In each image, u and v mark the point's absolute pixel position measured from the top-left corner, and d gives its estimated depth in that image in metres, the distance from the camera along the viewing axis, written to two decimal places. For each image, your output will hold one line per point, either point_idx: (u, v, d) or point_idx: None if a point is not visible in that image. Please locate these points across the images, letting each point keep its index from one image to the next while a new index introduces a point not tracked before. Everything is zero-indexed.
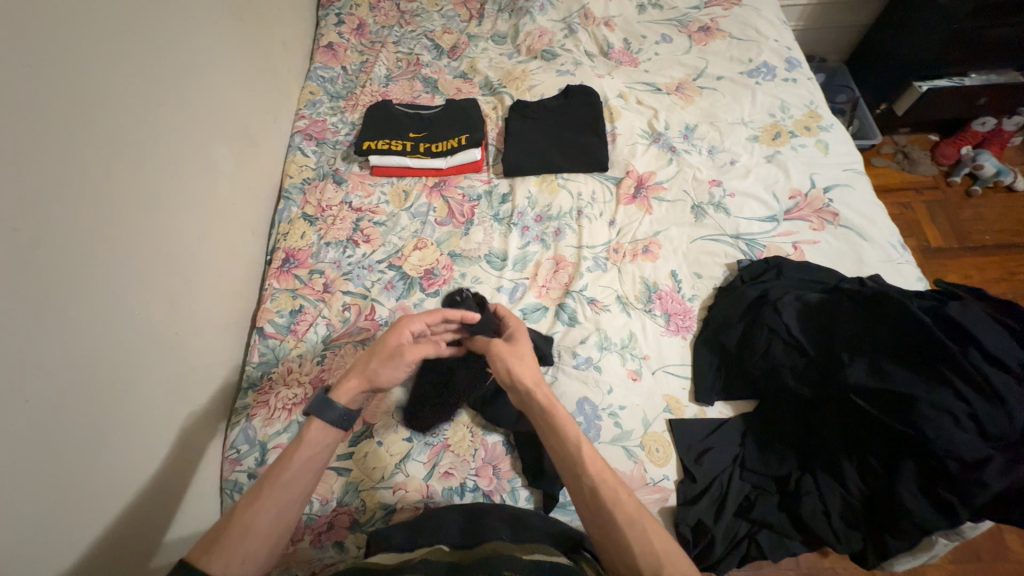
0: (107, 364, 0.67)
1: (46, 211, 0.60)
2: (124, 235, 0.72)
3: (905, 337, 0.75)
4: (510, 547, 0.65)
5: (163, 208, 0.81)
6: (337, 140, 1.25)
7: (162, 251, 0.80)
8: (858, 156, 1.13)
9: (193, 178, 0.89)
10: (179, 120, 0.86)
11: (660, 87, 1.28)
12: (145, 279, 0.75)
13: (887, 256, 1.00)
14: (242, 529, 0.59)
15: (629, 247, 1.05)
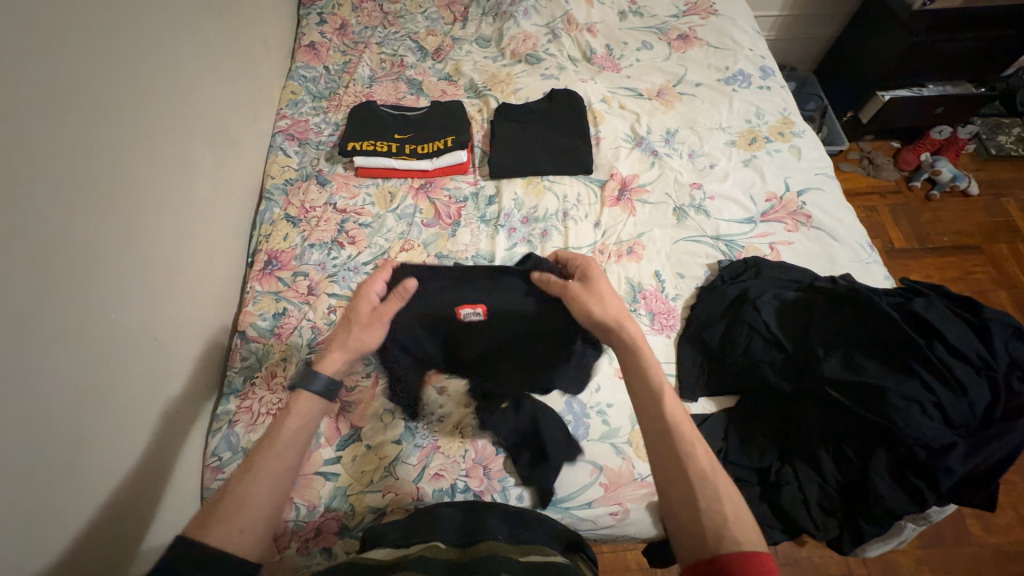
0: (82, 371, 0.64)
1: (18, 211, 0.57)
2: (100, 236, 0.69)
3: (875, 332, 0.79)
4: (507, 547, 0.65)
5: (141, 209, 0.78)
6: (320, 140, 1.23)
7: (141, 254, 0.77)
8: (829, 161, 1.19)
9: (172, 178, 0.86)
10: (158, 119, 0.84)
11: (641, 92, 1.31)
12: (123, 282, 0.73)
13: (857, 256, 1.05)
14: (238, 501, 0.60)
15: (615, 248, 1.08)
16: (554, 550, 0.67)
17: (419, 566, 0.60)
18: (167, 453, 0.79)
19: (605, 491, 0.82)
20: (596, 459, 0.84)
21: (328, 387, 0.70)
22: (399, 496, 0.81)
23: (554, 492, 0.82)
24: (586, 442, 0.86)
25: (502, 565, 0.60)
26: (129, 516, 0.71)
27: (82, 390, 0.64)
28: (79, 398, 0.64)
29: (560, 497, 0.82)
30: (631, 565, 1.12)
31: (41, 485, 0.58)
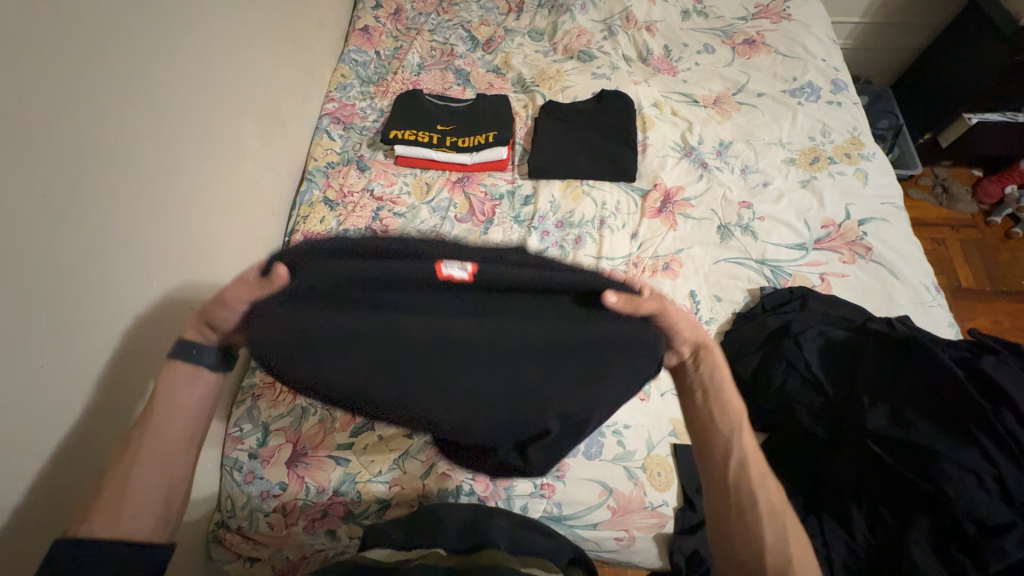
0: (115, 339, 0.67)
1: (69, 178, 0.60)
2: (143, 210, 0.72)
3: (934, 389, 0.71)
4: (508, 557, 0.64)
5: (183, 184, 0.80)
6: (364, 125, 1.24)
7: (176, 227, 0.79)
8: (898, 189, 1.08)
9: (217, 156, 0.89)
10: (207, 98, 0.86)
11: (697, 98, 1.24)
12: (159, 255, 0.75)
13: (920, 298, 0.96)
14: (120, 488, 0.54)
15: (650, 262, 1.03)
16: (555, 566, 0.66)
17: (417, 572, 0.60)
18: None
19: (612, 515, 0.80)
20: (607, 480, 0.81)
21: (206, 355, 0.59)
22: (405, 490, 0.82)
23: (560, 508, 0.80)
24: (598, 461, 0.83)
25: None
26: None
27: (114, 359, 0.67)
28: (110, 364, 0.67)
29: (565, 513, 0.80)
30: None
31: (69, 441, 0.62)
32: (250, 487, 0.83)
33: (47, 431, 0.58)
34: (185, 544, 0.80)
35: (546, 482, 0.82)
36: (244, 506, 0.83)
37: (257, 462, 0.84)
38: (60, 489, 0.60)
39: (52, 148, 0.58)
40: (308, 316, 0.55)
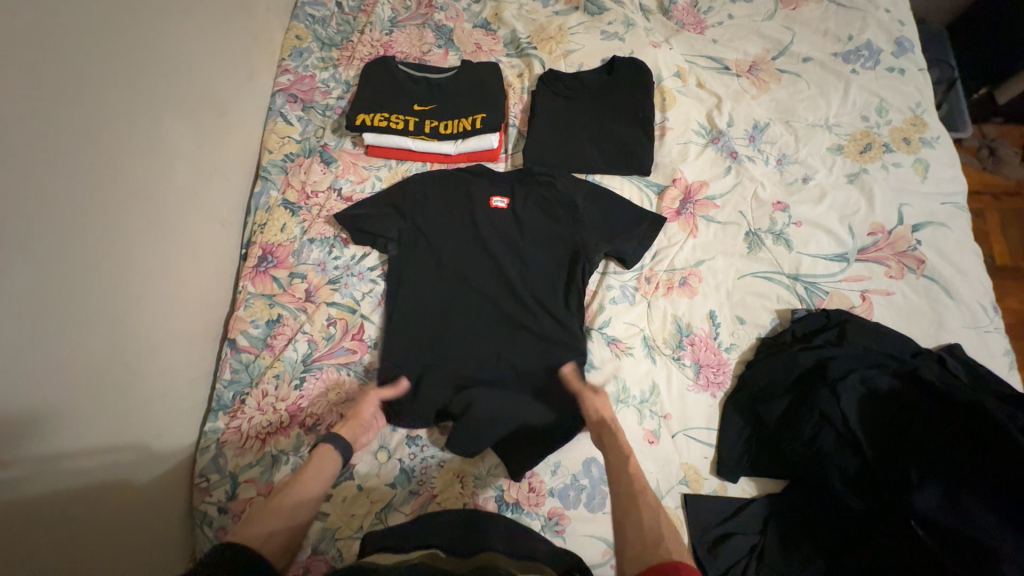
0: (25, 446, 0.54)
1: None
2: (46, 239, 0.57)
3: (1001, 474, 0.62)
4: (507, 559, 0.62)
5: (77, 232, 0.62)
6: (327, 104, 1.03)
7: (86, 279, 0.63)
8: (962, 185, 0.91)
9: (121, 176, 0.69)
10: (102, 99, 0.66)
11: (728, 65, 1.02)
12: (63, 329, 0.60)
13: (974, 320, 0.84)
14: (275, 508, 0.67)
15: (664, 277, 0.89)
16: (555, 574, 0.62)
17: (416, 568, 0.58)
18: (150, 487, 0.73)
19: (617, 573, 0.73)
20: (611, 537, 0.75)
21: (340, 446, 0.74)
22: None
23: None
24: (603, 514, 0.76)
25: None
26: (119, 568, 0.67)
27: (24, 470, 0.54)
28: (16, 478, 0.53)
29: None
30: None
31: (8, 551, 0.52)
32: None
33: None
34: None
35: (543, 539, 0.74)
36: None
37: (227, 517, 0.77)
38: None
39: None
40: (377, 212, 0.93)
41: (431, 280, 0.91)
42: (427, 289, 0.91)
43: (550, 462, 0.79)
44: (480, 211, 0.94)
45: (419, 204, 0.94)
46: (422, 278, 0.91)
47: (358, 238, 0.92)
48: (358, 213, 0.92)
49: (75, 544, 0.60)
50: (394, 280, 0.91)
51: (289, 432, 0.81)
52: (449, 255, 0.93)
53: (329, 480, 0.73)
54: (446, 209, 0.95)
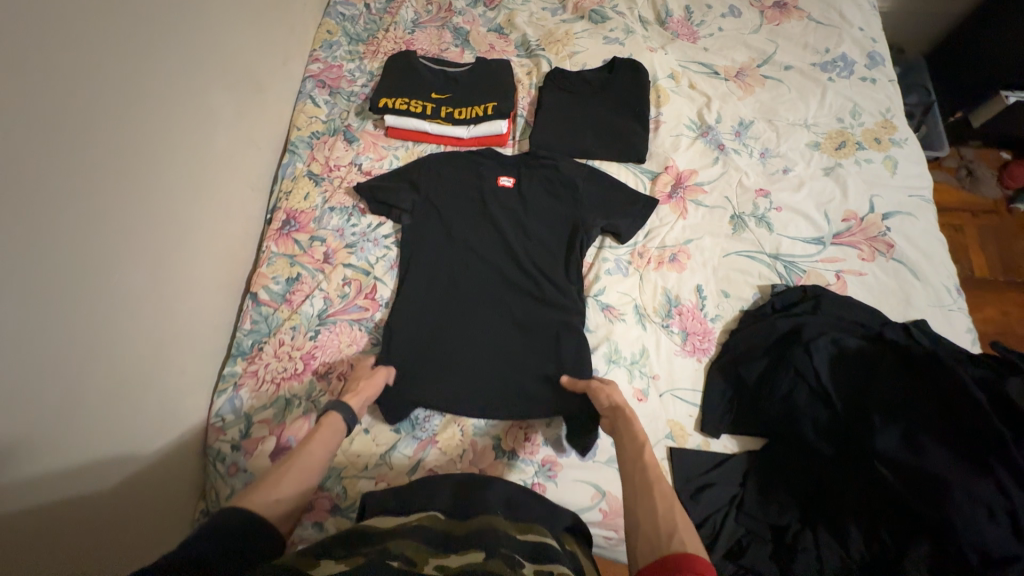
0: (77, 351, 0.61)
1: (38, 152, 0.55)
2: (115, 175, 0.66)
3: (957, 421, 0.68)
4: (505, 523, 0.65)
5: (136, 173, 0.70)
6: (352, 91, 1.13)
7: (142, 216, 0.71)
8: (928, 180, 1.00)
9: (175, 132, 0.78)
10: (165, 63, 0.75)
11: (718, 70, 1.13)
12: (119, 255, 0.67)
13: (939, 300, 0.91)
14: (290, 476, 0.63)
15: (656, 253, 0.97)
16: (551, 534, 0.66)
17: (413, 535, 0.59)
18: (174, 416, 0.78)
19: (604, 517, 0.79)
20: (599, 484, 0.80)
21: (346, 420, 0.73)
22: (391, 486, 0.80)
23: None
24: (592, 463, 0.82)
25: (505, 563, 0.55)
26: (141, 483, 0.72)
27: (78, 370, 0.61)
28: (71, 376, 0.60)
29: None
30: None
31: (58, 441, 0.58)
32: (233, 479, 0.81)
33: (44, 434, 0.56)
34: (168, 536, 0.78)
35: (537, 482, 0.80)
36: (227, 498, 0.80)
37: (240, 454, 0.82)
38: (47, 484, 0.57)
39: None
40: (391, 185, 1.01)
41: (439, 248, 0.99)
42: (434, 257, 0.98)
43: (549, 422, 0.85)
44: (488, 189, 1.02)
45: (431, 180, 1.02)
46: (431, 248, 0.98)
47: (374, 208, 1.00)
48: (375, 184, 1.00)
49: (107, 451, 0.66)
50: (406, 247, 0.98)
51: (303, 378, 0.87)
52: (457, 227, 1.00)
53: (334, 446, 0.71)
54: (457, 185, 1.02)
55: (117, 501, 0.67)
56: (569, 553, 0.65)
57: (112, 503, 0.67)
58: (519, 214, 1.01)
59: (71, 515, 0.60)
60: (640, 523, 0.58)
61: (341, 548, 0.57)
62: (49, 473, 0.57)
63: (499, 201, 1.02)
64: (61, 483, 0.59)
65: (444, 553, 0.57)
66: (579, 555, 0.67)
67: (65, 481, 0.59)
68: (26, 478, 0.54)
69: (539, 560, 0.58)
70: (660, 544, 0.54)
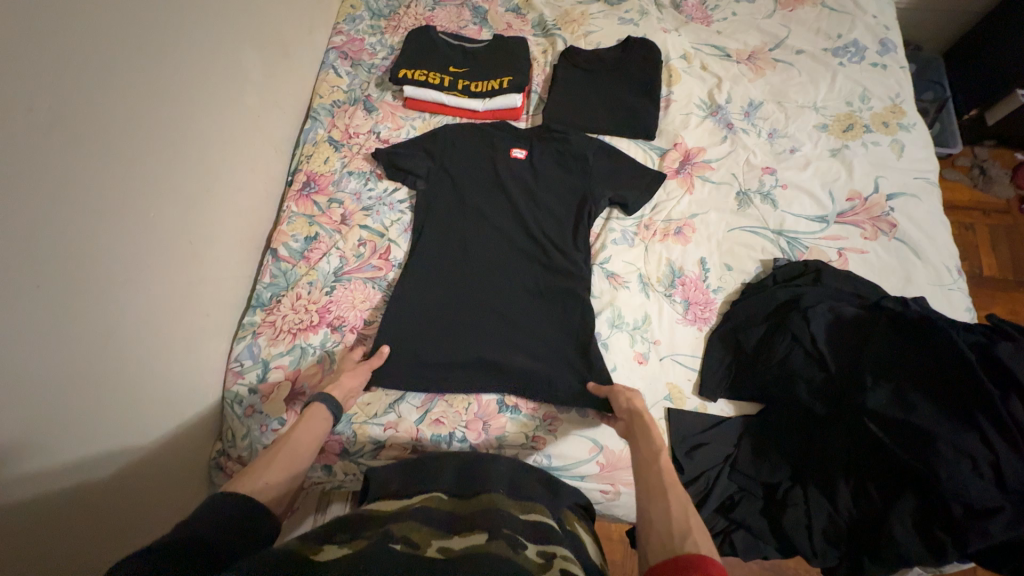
0: (107, 280, 0.65)
1: (76, 88, 0.59)
2: (143, 119, 0.70)
3: (946, 381, 0.70)
4: (508, 503, 0.65)
5: (165, 121, 0.74)
6: (373, 63, 1.17)
7: (167, 162, 0.75)
8: (934, 164, 1.02)
9: (203, 87, 0.82)
10: (199, 19, 0.80)
11: (730, 53, 1.15)
12: (147, 195, 0.71)
13: (939, 279, 0.92)
14: (281, 462, 0.63)
15: (661, 225, 1.00)
16: (552, 514, 0.67)
17: (416, 518, 0.60)
18: (195, 356, 0.83)
19: (600, 470, 0.82)
20: (597, 438, 0.83)
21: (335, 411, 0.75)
22: (398, 433, 0.84)
23: (550, 460, 0.83)
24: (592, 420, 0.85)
25: (507, 543, 0.54)
26: (163, 411, 0.77)
27: (111, 294, 0.66)
28: (105, 298, 0.65)
29: (554, 465, 0.83)
30: (616, 559, 1.10)
31: (84, 359, 0.63)
32: (250, 421, 0.85)
33: (74, 351, 0.61)
34: (185, 466, 0.83)
35: (537, 435, 0.84)
36: (243, 438, 0.85)
37: (257, 397, 0.86)
38: (74, 398, 0.61)
39: (10, 64, 0.51)
40: (407, 153, 1.05)
41: (451, 216, 1.01)
42: (447, 225, 1.01)
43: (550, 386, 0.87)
44: (499, 160, 1.05)
45: (447, 149, 1.05)
46: (442, 216, 1.01)
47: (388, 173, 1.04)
48: (391, 152, 1.04)
49: (131, 377, 0.71)
50: (419, 212, 1.02)
51: (318, 330, 0.91)
52: (465, 200, 1.02)
53: (321, 436, 0.71)
54: (470, 155, 1.06)
55: (135, 427, 0.72)
56: (569, 532, 0.65)
57: (131, 428, 0.71)
58: (530, 186, 1.03)
59: (100, 426, 0.66)
60: (653, 523, 0.57)
61: (345, 532, 0.57)
62: (81, 383, 0.63)
63: (511, 172, 1.05)
64: (87, 400, 0.63)
65: (447, 536, 0.57)
66: (580, 534, 0.67)
67: (91, 397, 0.64)
68: (53, 388, 0.58)
69: (542, 541, 0.58)
70: (673, 544, 0.52)
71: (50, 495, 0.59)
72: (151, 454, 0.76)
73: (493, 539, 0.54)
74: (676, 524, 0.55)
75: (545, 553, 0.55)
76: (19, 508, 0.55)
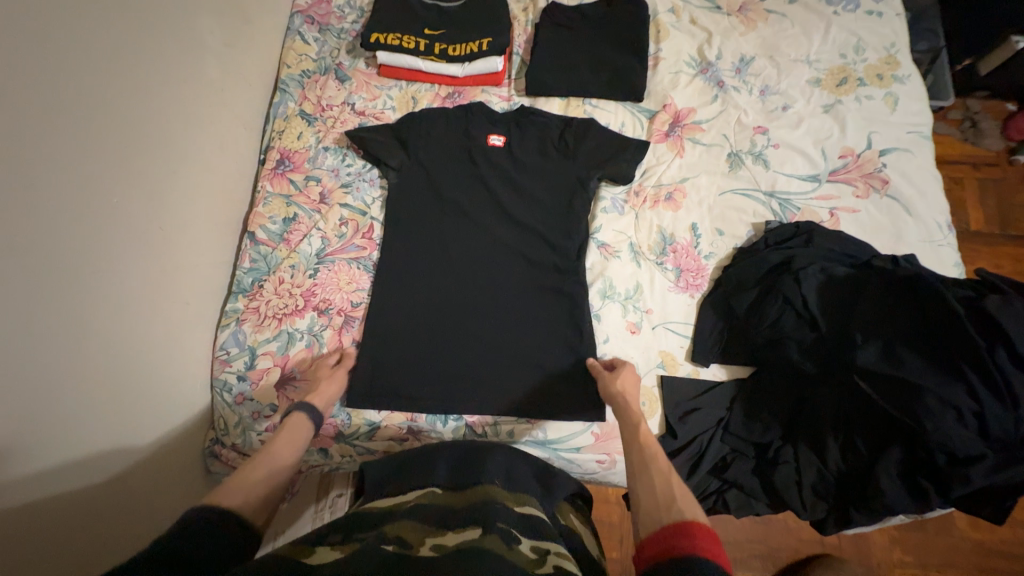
0: (75, 273, 0.62)
1: (13, 67, 0.54)
2: (95, 101, 0.65)
3: (936, 336, 0.71)
4: (503, 494, 0.65)
5: (120, 100, 0.69)
6: (342, 28, 1.10)
7: (126, 142, 0.70)
8: (928, 117, 0.99)
9: (158, 61, 0.76)
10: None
11: (720, 5, 1.09)
12: (109, 183, 0.67)
13: (929, 235, 0.92)
14: (257, 476, 0.62)
15: (652, 192, 0.97)
16: (546, 510, 0.67)
17: (411, 515, 0.61)
18: (178, 348, 0.81)
19: (596, 441, 0.83)
20: (595, 410, 0.83)
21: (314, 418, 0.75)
22: (394, 415, 0.85)
23: (546, 434, 0.83)
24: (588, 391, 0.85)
25: (502, 538, 0.55)
26: (151, 404, 0.76)
27: (82, 285, 0.63)
28: (74, 290, 0.62)
29: (550, 438, 0.84)
30: (613, 519, 1.15)
31: (61, 358, 0.60)
32: (241, 408, 0.85)
33: (48, 351, 0.59)
34: (178, 457, 0.82)
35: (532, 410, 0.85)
36: (237, 425, 0.85)
37: (246, 384, 0.85)
38: (56, 398, 0.60)
39: None
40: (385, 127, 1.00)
41: (434, 191, 0.97)
42: (431, 201, 0.97)
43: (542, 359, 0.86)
44: (481, 130, 1.00)
45: (428, 118, 1.00)
46: (424, 192, 0.97)
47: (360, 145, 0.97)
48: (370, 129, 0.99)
49: (112, 373, 0.69)
50: (398, 186, 0.97)
51: (304, 314, 0.89)
52: (447, 177, 0.98)
53: (302, 443, 0.71)
54: (451, 125, 1.01)
55: (122, 423, 0.70)
56: (563, 526, 0.66)
57: (117, 425, 0.70)
58: (514, 159, 0.98)
59: (85, 422, 0.64)
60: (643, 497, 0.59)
61: (340, 531, 0.57)
62: (61, 384, 0.60)
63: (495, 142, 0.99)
64: (69, 399, 0.62)
65: (440, 530, 0.58)
66: (576, 527, 0.69)
67: (72, 397, 0.62)
68: (32, 389, 0.56)
69: (535, 535, 0.59)
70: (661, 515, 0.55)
71: (38, 501, 0.58)
72: (143, 447, 0.75)
73: (488, 534, 0.55)
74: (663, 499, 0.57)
75: (540, 548, 0.56)
76: (8, 507, 0.54)
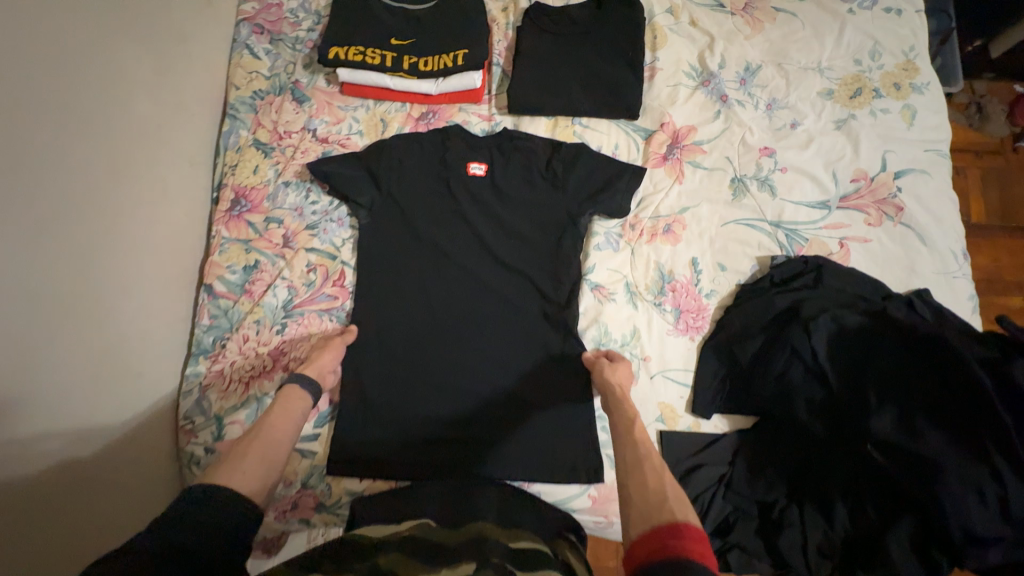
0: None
1: None
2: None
3: (956, 405, 0.67)
4: (499, 530, 0.60)
5: (26, 164, 0.58)
6: (297, 36, 0.98)
7: (40, 212, 0.60)
8: (947, 132, 0.91)
9: (71, 107, 0.65)
10: (39, 0, 0.62)
11: (723, 2, 0.98)
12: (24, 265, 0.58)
13: (943, 267, 0.86)
14: (251, 457, 0.58)
15: (648, 224, 0.89)
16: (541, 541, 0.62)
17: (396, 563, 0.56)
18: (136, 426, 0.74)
19: (593, 503, 0.79)
20: (592, 473, 0.78)
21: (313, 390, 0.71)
22: (376, 482, 0.79)
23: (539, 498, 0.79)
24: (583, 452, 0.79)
25: None
26: (111, 496, 0.68)
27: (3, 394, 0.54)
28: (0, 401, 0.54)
29: None
30: None
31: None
32: None
33: None
34: None
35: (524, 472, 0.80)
36: None
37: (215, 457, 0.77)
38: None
39: None
40: (349, 156, 0.89)
41: (409, 228, 0.88)
42: (406, 240, 0.87)
43: (533, 417, 0.81)
44: (458, 156, 0.90)
45: (399, 146, 0.90)
46: (398, 231, 0.88)
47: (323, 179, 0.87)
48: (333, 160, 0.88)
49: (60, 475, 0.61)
50: (369, 226, 0.87)
51: (272, 376, 0.81)
52: (422, 213, 0.88)
53: (297, 425, 0.66)
54: (425, 153, 0.90)
55: (80, 525, 0.63)
56: (561, 560, 0.60)
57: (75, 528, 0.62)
58: (496, 189, 0.89)
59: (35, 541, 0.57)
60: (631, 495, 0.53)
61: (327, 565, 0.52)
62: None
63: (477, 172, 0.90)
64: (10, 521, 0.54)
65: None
66: (570, 558, 0.62)
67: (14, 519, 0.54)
68: None
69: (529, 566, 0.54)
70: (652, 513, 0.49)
71: None
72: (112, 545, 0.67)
73: (482, 573, 0.51)
74: (652, 496, 0.51)
75: None
76: None
